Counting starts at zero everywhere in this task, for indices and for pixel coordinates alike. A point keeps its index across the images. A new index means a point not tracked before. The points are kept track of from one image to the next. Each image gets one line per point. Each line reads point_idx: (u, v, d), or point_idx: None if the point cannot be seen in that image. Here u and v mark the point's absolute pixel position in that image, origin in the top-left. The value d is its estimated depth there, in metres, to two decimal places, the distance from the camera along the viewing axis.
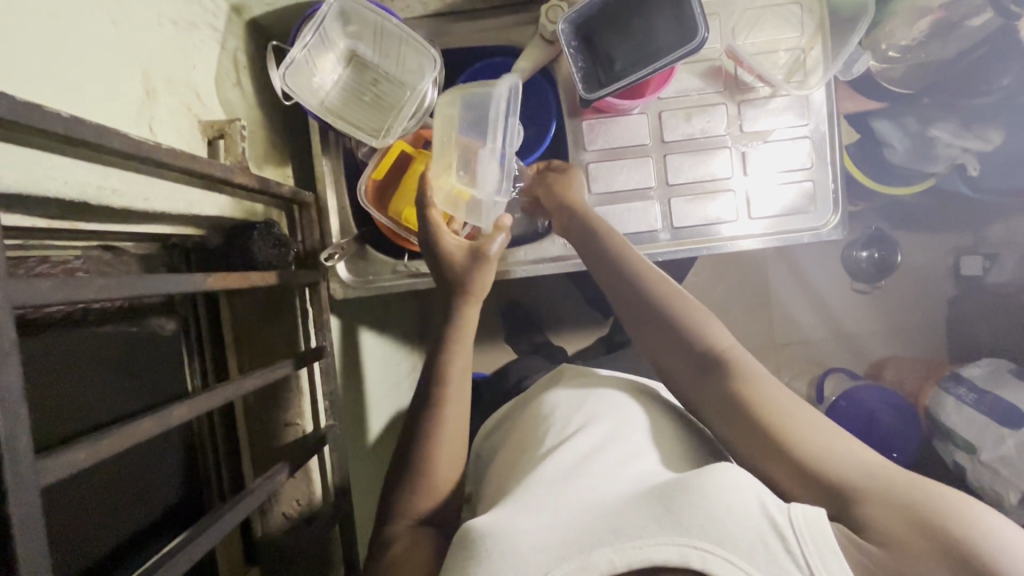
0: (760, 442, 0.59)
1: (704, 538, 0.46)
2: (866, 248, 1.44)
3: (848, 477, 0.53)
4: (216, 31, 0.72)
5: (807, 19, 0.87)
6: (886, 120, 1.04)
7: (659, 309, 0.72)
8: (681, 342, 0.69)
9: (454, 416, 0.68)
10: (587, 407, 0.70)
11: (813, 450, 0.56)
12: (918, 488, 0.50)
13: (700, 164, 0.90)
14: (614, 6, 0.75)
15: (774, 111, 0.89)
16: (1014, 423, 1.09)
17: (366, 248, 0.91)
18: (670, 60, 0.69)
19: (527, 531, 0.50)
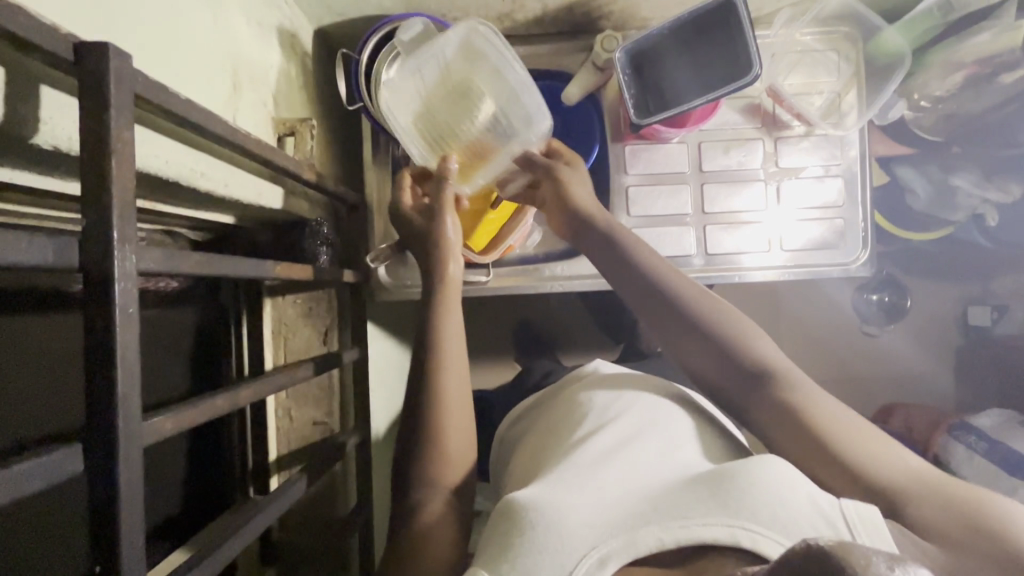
0: (807, 447, 0.59)
1: (753, 519, 0.49)
2: (877, 291, 1.47)
3: (896, 482, 0.55)
4: (292, 36, 0.76)
5: (844, 66, 0.92)
6: (911, 166, 1.11)
7: (675, 305, 0.68)
8: (706, 344, 0.66)
9: (454, 389, 0.67)
10: (622, 396, 0.72)
11: (849, 450, 0.57)
12: (954, 486, 0.54)
13: (733, 196, 0.93)
14: (671, 36, 0.78)
15: (807, 150, 0.93)
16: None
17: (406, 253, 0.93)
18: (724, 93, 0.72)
19: (574, 507, 0.53)
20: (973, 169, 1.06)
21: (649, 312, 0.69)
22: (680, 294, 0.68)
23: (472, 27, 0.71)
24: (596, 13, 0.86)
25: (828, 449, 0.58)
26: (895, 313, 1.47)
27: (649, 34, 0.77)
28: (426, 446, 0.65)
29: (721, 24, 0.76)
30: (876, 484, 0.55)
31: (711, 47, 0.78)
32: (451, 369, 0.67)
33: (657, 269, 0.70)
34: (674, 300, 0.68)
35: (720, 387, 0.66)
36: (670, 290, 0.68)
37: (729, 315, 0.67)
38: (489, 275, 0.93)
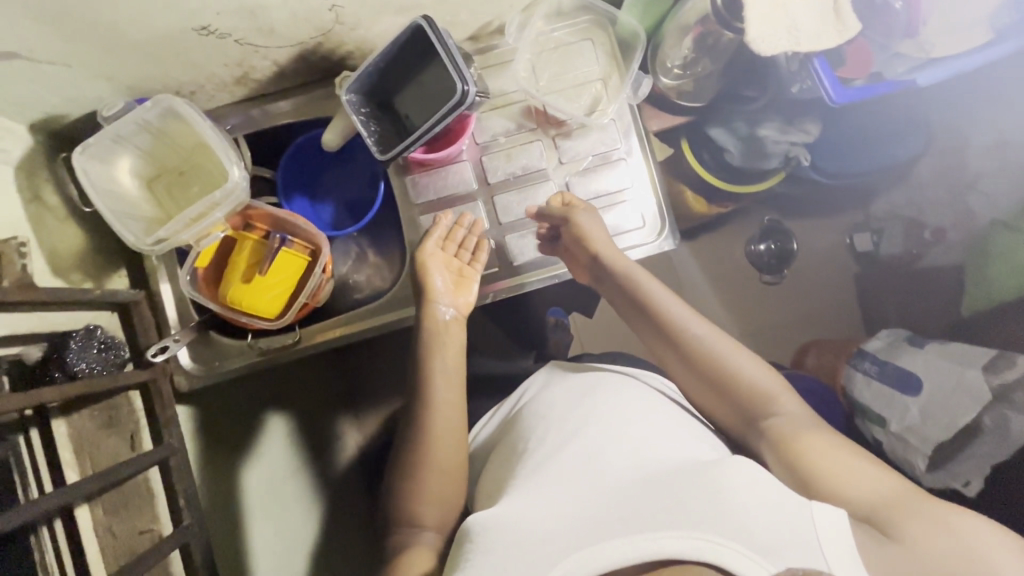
0: (781, 454, 0.69)
1: (717, 532, 0.54)
2: (764, 240, 1.43)
3: (868, 502, 0.62)
4: (3, 152, 0.73)
5: (600, 51, 0.92)
6: (721, 126, 1.13)
7: (679, 339, 0.80)
8: (700, 372, 0.78)
9: (442, 425, 0.78)
10: (589, 398, 0.76)
11: (836, 472, 0.65)
12: (929, 512, 0.60)
13: (527, 200, 0.94)
14: (390, 68, 0.79)
15: (589, 139, 0.94)
16: (913, 389, 1.14)
17: (209, 332, 0.89)
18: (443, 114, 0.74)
19: (532, 522, 0.60)
20: (774, 118, 1.09)
21: (670, 357, 0.81)
22: (681, 330, 0.80)
23: (157, 101, 0.72)
24: (335, 56, 0.86)
25: (801, 461, 0.67)
26: (785, 257, 1.43)
27: (366, 70, 0.77)
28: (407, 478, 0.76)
29: (428, 45, 0.76)
30: (853, 503, 0.62)
31: (434, 68, 0.78)
32: (441, 411, 0.78)
33: (660, 305, 0.82)
34: (686, 345, 0.79)
35: (716, 407, 0.78)
36: (673, 326, 0.81)
37: (741, 355, 0.78)
38: (298, 333, 0.91)
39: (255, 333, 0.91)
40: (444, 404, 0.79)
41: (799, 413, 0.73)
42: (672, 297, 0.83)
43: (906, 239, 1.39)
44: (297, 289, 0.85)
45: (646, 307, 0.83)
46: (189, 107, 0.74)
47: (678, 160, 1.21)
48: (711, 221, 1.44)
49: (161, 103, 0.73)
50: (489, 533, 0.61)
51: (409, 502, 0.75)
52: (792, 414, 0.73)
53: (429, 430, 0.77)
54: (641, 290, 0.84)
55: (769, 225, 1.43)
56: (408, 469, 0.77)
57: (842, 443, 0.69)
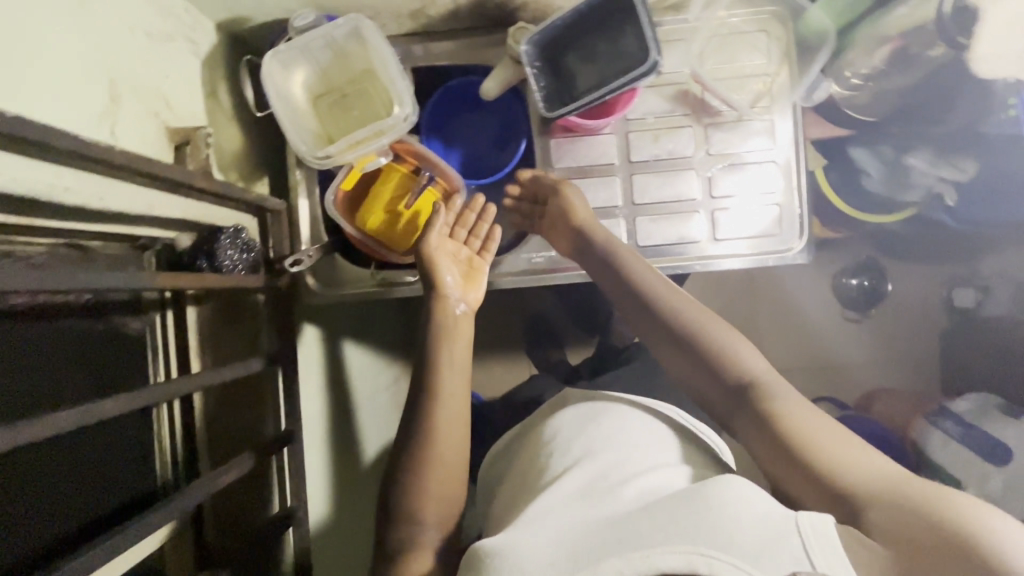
0: (772, 445, 0.64)
1: (706, 543, 0.49)
2: (856, 276, 1.38)
3: (859, 484, 0.56)
4: (194, 42, 0.76)
5: (774, 47, 0.89)
6: (861, 146, 1.09)
7: (652, 306, 0.77)
8: (680, 342, 0.74)
9: (444, 418, 0.74)
10: (589, 433, 0.74)
11: (826, 462, 0.59)
12: (931, 493, 0.53)
13: (666, 185, 0.91)
14: (572, 26, 0.77)
15: (740, 135, 0.91)
16: (999, 459, 1.06)
17: (334, 255, 0.92)
18: (624, 83, 0.72)
19: (531, 547, 0.56)
20: (929, 149, 1.05)
21: (653, 342, 0.77)
22: (656, 300, 0.77)
23: (350, 19, 0.73)
24: (511, 5, 0.85)
25: (789, 447, 0.62)
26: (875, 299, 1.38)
27: (553, 23, 0.76)
28: (402, 474, 0.72)
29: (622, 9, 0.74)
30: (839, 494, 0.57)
31: (620, 32, 0.76)
32: (446, 402, 0.75)
33: (642, 278, 0.79)
34: (674, 321, 0.75)
35: (702, 387, 0.73)
36: (649, 299, 0.78)
37: (721, 330, 0.74)
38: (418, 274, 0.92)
39: (378, 265, 0.93)
40: (448, 390, 0.75)
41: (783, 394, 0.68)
42: (655, 273, 0.80)
43: None
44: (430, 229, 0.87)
45: (629, 285, 0.80)
46: (374, 31, 0.75)
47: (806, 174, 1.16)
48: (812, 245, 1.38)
49: (351, 21, 0.73)
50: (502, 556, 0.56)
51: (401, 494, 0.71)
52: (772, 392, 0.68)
53: (433, 420, 0.73)
54: (625, 266, 0.81)
55: (865, 261, 1.37)
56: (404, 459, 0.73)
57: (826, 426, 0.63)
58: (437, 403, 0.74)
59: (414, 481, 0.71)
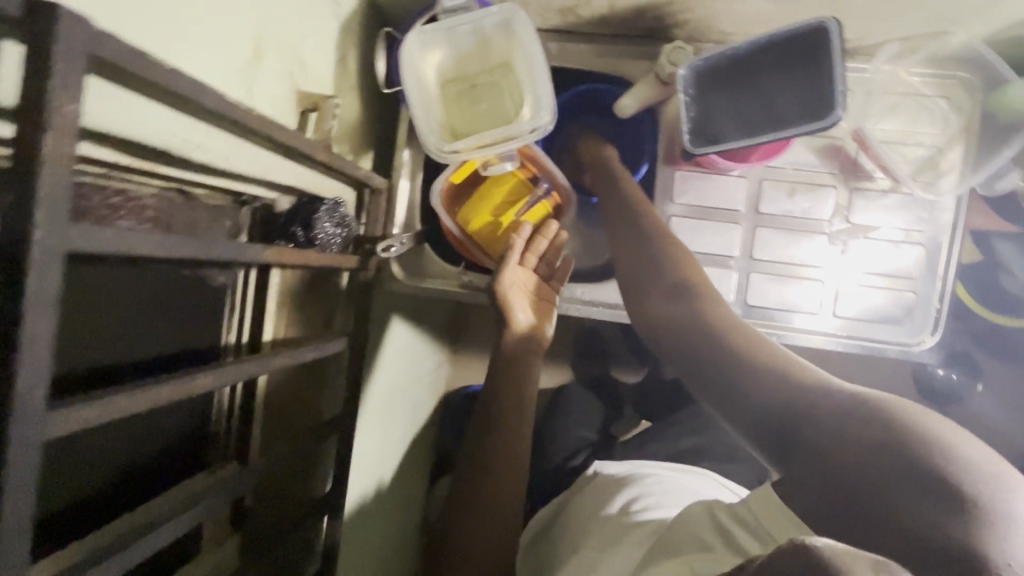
0: (717, 370, 0.59)
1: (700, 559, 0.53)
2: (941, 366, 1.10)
3: (812, 410, 0.51)
4: (338, 4, 0.72)
5: (953, 118, 0.79)
6: (1013, 244, 0.99)
7: (643, 231, 0.74)
8: (659, 273, 0.70)
9: (501, 448, 0.73)
10: (630, 493, 0.74)
11: (791, 387, 0.53)
12: (899, 412, 0.46)
13: (791, 245, 0.83)
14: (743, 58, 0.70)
15: (888, 207, 0.81)
16: None
17: (422, 248, 0.89)
18: (795, 133, 0.65)
19: None
20: None
21: (642, 308, 0.70)
22: (651, 233, 0.73)
23: (507, 8, 0.68)
24: (672, 19, 0.78)
25: (740, 371, 0.57)
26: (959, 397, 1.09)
27: (722, 51, 0.69)
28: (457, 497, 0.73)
29: (802, 50, 0.67)
30: (807, 423, 0.51)
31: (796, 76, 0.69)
32: (509, 433, 0.74)
33: (640, 209, 0.75)
34: (667, 259, 0.71)
35: (660, 311, 0.68)
36: (646, 236, 0.73)
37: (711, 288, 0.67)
38: None
39: (467, 265, 0.89)
40: (512, 420, 0.74)
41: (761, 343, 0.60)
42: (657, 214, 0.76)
43: None
44: None
45: (631, 217, 0.75)
46: (527, 25, 0.69)
47: None
48: None
49: (506, 10, 0.68)
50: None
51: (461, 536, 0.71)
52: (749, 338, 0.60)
53: (495, 452, 0.73)
54: (629, 197, 0.77)
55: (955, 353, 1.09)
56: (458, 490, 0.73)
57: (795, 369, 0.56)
58: (491, 440, 0.73)
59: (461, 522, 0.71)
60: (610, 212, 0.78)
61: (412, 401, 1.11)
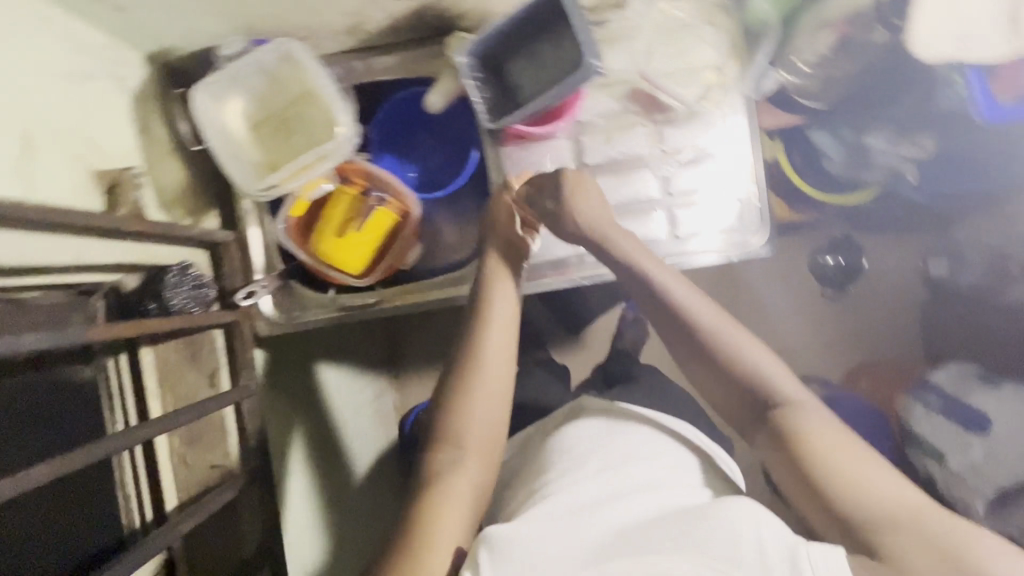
0: (795, 473, 0.65)
1: (718, 560, 0.56)
2: (831, 254, 1.38)
3: (875, 504, 0.60)
4: (122, 79, 0.73)
5: (721, 39, 0.88)
6: (824, 132, 1.08)
7: (696, 330, 0.75)
8: (722, 376, 0.73)
9: (490, 386, 0.76)
10: (611, 441, 0.76)
11: (848, 483, 0.62)
12: (949, 528, 0.57)
13: (622, 186, 0.90)
14: (511, 34, 0.76)
15: (693, 129, 0.90)
16: (978, 430, 1.14)
17: (291, 284, 0.90)
18: (564, 87, 0.71)
19: (539, 548, 0.61)
20: (885, 128, 1.05)
21: (704, 380, 0.75)
22: (705, 326, 0.75)
23: (279, 44, 0.72)
24: (452, 13, 0.82)
25: (808, 468, 0.64)
26: (854, 275, 1.38)
27: (489, 33, 0.75)
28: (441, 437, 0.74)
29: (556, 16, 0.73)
30: (865, 513, 0.60)
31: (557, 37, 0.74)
32: (493, 371, 0.77)
33: (668, 291, 0.77)
34: (722, 351, 0.73)
35: (727, 404, 0.74)
36: (694, 324, 0.75)
37: (750, 344, 0.74)
38: (377, 295, 0.90)
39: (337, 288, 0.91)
40: (491, 357, 0.77)
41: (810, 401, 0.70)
42: (701, 294, 0.78)
43: None
44: (383, 251, 0.86)
45: (663, 309, 0.77)
46: (304, 53, 0.73)
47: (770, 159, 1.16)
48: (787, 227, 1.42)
49: (279, 45, 0.72)
50: (502, 547, 0.61)
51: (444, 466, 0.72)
52: (801, 405, 0.69)
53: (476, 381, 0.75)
54: (654, 283, 0.78)
55: (838, 240, 1.39)
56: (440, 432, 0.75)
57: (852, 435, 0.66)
58: (479, 386, 0.76)
59: (432, 455, 0.73)
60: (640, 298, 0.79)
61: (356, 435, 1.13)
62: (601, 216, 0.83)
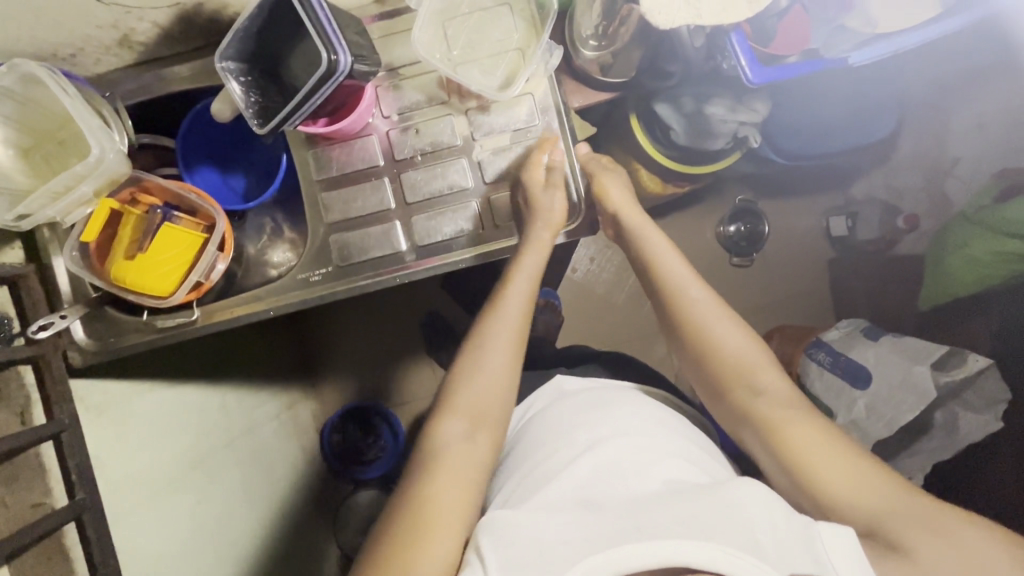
0: (777, 458, 0.71)
1: (729, 543, 0.57)
2: (733, 222, 1.43)
3: (863, 503, 0.65)
4: None
5: (518, 18, 0.86)
6: (665, 102, 1.05)
7: (678, 315, 0.81)
8: (701, 355, 0.79)
9: (481, 391, 0.80)
10: (609, 418, 0.76)
11: (849, 476, 0.66)
12: (942, 517, 0.63)
13: (435, 178, 0.88)
14: (262, 32, 0.74)
15: (503, 110, 0.88)
16: (863, 383, 1.18)
17: (105, 309, 0.90)
18: (311, 85, 0.70)
19: (551, 530, 0.61)
20: (723, 94, 1.02)
21: (684, 355, 0.82)
22: (683, 311, 0.81)
23: (11, 67, 0.69)
24: (225, 17, 0.82)
25: (790, 453, 0.70)
26: (755, 240, 1.42)
27: (239, 33, 0.73)
28: (433, 447, 0.75)
29: (296, 10, 0.72)
30: (858, 511, 0.65)
31: (304, 30, 0.73)
32: (487, 375, 0.81)
33: (676, 282, 0.83)
34: (691, 332, 0.80)
35: (697, 382, 0.82)
36: (677, 310, 0.82)
37: (726, 325, 0.79)
38: (197, 312, 0.90)
39: (151, 310, 0.91)
40: (487, 367, 0.81)
41: (784, 392, 0.75)
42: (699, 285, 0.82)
43: (881, 226, 1.39)
44: (192, 266, 0.82)
45: (666, 298, 0.83)
46: (44, 71, 0.70)
47: (631, 134, 1.15)
48: (683, 199, 1.44)
49: (14, 66, 0.69)
50: (497, 531, 0.61)
51: (433, 478, 0.72)
52: (778, 396, 0.74)
53: (475, 382, 0.80)
54: (668, 279, 0.84)
55: (740, 206, 1.43)
56: (429, 443, 0.76)
57: (835, 434, 0.70)
58: (467, 390, 0.80)
59: (420, 467, 0.73)
60: (655, 293, 0.85)
61: (242, 456, 1.10)
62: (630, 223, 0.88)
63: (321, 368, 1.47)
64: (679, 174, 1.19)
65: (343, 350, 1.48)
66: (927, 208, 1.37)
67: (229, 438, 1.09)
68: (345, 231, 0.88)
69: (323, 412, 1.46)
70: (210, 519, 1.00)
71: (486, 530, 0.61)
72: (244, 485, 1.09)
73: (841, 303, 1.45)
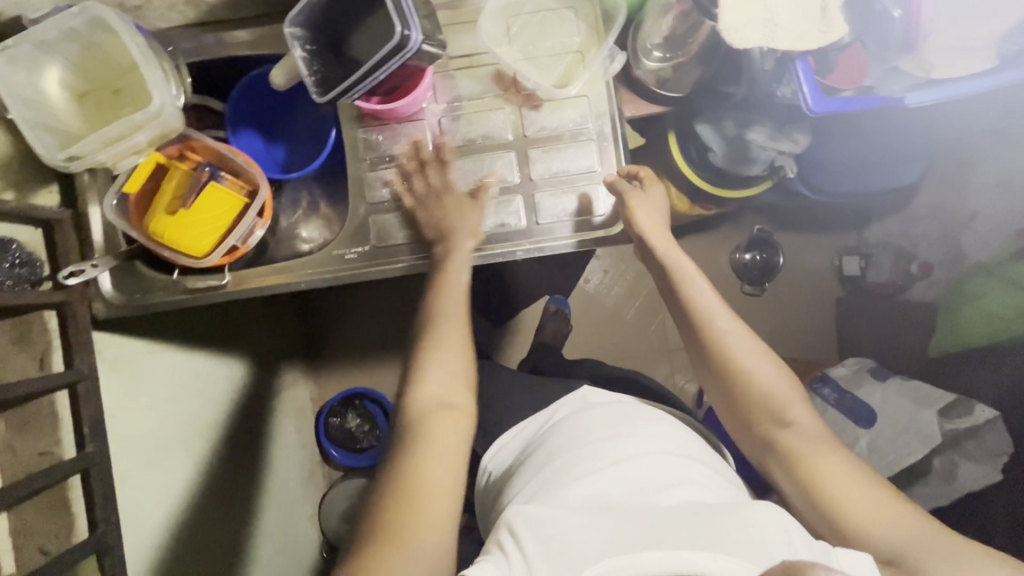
0: (800, 488, 0.73)
1: (745, 557, 0.58)
2: (749, 251, 1.45)
3: (885, 529, 0.67)
4: None
5: (582, 23, 0.88)
6: (707, 123, 1.06)
7: (709, 341, 0.82)
8: (732, 382, 0.80)
9: (439, 373, 0.79)
10: (623, 433, 0.78)
11: (867, 507, 0.68)
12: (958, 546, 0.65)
13: (479, 170, 0.89)
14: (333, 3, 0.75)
15: (555, 111, 0.89)
16: (865, 422, 1.19)
17: (136, 264, 0.89)
18: (378, 58, 0.71)
19: (570, 527, 0.62)
20: (764, 122, 1.03)
21: (714, 383, 0.83)
22: (716, 336, 0.82)
23: (83, 9, 0.69)
24: None
25: (814, 477, 0.72)
26: (769, 270, 1.45)
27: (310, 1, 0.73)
28: (407, 430, 0.75)
29: None
30: (881, 540, 0.66)
31: (376, 6, 0.73)
32: (439, 360, 0.80)
33: (702, 309, 0.84)
34: (722, 359, 0.81)
35: (728, 409, 0.82)
36: (709, 334, 0.82)
37: (754, 350, 0.81)
38: (227, 277, 0.89)
39: (182, 271, 0.90)
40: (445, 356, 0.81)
41: (813, 425, 0.76)
42: (726, 311, 0.84)
43: (894, 269, 1.41)
44: (229, 231, 0.81)
45: (697, 323, 0.84)
46: (115, 17, 0.70)
47: (664, 151, 1.17)
48: (703, 222, 1.45)
49: (87, 8, 0.69)
50: (522, 521, 0.63)
51: (416, 457, 0.72)
52: (806, 429, 0.76)
53: (432, 366, 0.79)
54: (694, 305, 0.85)
55: (757, 235, 1.44)
56: (405, 435, 0.75)
57: (857, 466, 0.73)
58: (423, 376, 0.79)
59: (403, 454, 0.73)
60: (680, 317, 0.86)
61: (240, 428, 1.09)
62: (664, 241, 0.88)
63: (323, 353, 1.46)
64: (707, 197, 1.20)
65: (346, 337, 1.46)
66: (942, 256, 1.37)
67: (229, 411, 1.08)
68: (384, 213, 0.89)
69: (322, 395, 1.45)
70: (208, 485, 0.99)
71: (513, 520, 0.64)
72: (236, 457, 1.07)
73: (848, 344, 1.46)
